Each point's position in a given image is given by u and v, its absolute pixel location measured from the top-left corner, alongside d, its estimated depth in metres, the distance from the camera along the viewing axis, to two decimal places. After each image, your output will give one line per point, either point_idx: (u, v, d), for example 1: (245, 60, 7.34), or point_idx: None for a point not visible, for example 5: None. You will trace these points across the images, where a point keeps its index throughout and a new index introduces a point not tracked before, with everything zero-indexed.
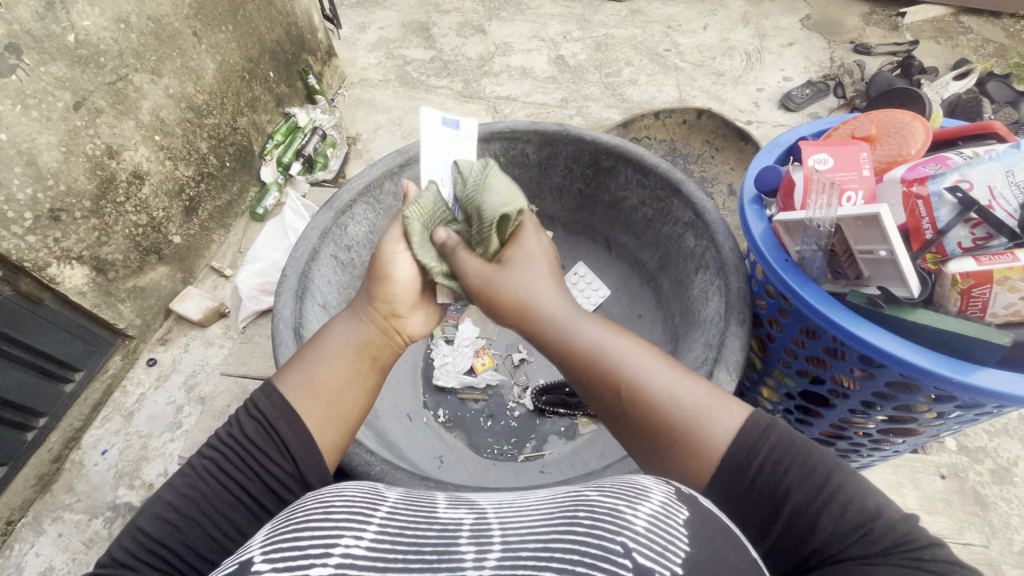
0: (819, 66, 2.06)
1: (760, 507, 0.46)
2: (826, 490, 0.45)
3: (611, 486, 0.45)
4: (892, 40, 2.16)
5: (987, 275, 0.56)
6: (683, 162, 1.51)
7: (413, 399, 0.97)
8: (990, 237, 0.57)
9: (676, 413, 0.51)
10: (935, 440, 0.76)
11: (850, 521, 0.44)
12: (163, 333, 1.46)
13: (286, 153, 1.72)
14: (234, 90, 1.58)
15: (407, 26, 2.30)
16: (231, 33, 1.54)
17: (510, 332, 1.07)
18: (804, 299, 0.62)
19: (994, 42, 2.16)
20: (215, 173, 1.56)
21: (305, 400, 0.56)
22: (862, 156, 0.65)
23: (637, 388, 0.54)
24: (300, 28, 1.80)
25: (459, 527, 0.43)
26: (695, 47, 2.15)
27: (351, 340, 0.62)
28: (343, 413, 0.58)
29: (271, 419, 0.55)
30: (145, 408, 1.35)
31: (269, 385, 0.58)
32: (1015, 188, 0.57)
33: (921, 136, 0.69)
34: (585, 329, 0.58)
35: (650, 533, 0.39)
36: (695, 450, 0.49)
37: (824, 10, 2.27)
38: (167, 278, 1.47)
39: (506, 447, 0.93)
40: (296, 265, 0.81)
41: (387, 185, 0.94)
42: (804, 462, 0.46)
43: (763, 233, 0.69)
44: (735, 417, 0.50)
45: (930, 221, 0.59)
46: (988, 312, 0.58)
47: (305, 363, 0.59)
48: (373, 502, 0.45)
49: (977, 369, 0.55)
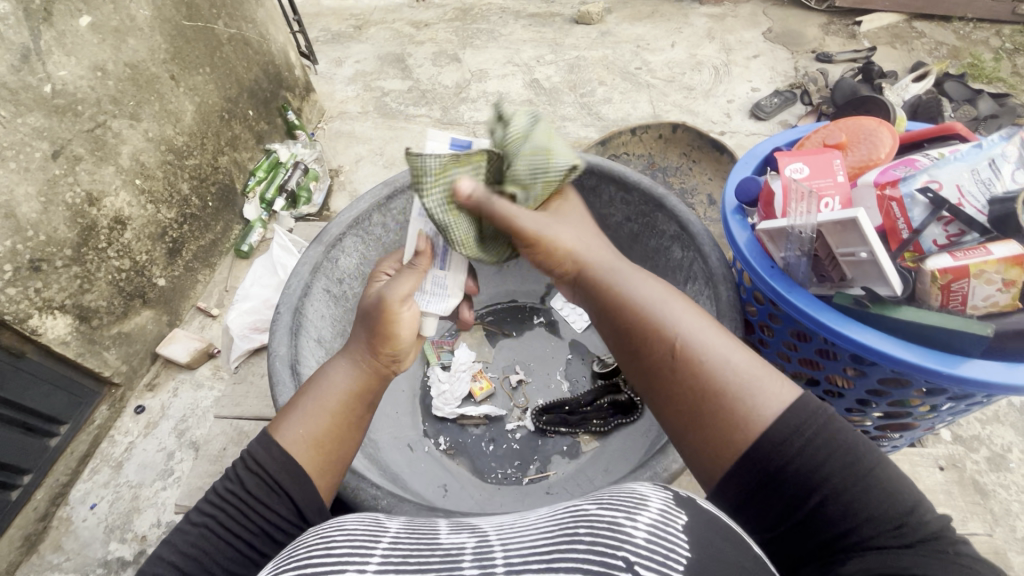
0: (784, 75, 2.14)
1: (786, 491, 0.46)
2: (865, 481, 0.45)
3: (610, 498, 0.45)
4: (851, 47, 2.25)
5: (963, 270, 0.57)
6: (662, 175, 1.55)
7: (413, 428, 0.96)
8: (963, 233, 0.59)
9: (724, 388, 0.50)
10: (931, 432, 0.77)
11: (887, 512, 0.44)
12: (151, 379, 1.43)
13: (269, 190, 1.73)
14: (214, 130, 1.59)
15: (383, 59, 2.34)
16: (209, 75, 1.56)
17: (506, 354, 1.06)
18: (790, 305, 0.64)
19: (947, 44, 2.27)
20: (198, 214, 1.56)
21: (302, 451, 0.55)
22: (835, 163, 0.67)
23: (691, 354, 0.52)
24: (278, 66, 1.83)
25: (461, 551, 0.42)
26: (665, 64, 2.23)
27: (342, 386, 0.60)
28: (338, 459, 0.58)
29: (270, 471, 0.53)
30: (135, 456, 1.32)
31: (266, 435, 0.56)
32: (980, 185, 0.60)
33: (889, 141, 0.72)
34: (638, 287, 0.58)
35: (650, 543, 0.39)
36: (729, 424, 0.49)
37: (785, 22, 2.37)
38: (153, 322, 1.45)
39: (510, 471, 0.92)
40: (289, 302, 0.81)
41: (375, 217, 0.94)
42: (847, 450, 0.46)
43: (748, 242, 0.70)
44: (785, 394, 0.49)
45: (906, 221, 0.61)
46: (969, 305, 0.59)
47: (302, 413, 0.58)
48: (375, 534, 0.45)
49: (964, 361, 0.56)
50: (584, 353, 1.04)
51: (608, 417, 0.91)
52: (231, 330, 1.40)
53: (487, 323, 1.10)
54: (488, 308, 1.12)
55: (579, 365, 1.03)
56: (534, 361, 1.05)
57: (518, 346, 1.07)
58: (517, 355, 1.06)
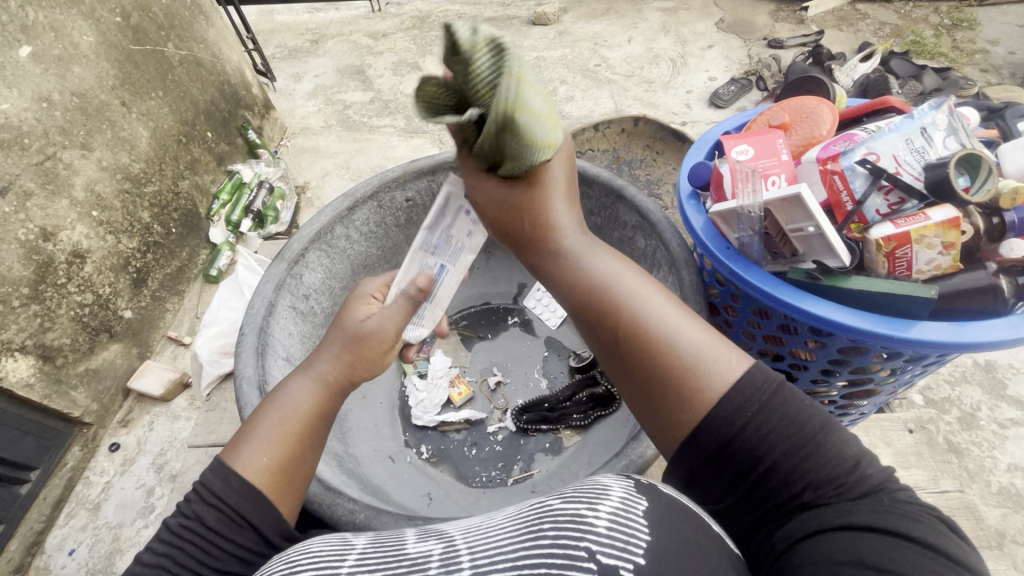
0: (738, 63, 2.19)
1: (732, 466, 0.48)
2: (809, 447, 0.46)
3: (574, 492, 0.48)
4: (800, 32, 2.32)
5: (905, 236, 0.59)
6: (628, 169, 1.57)
7: (393, 439, 0.95)
8: (903, 202, 0.62)
9: (674, 363, 0.51)
10: (894, 396, 0.79)
11: (829, 473, 0.46)
12: (124, 415, 1.39)
13: (234, 212, 1.70)
14: (171, 154, 1.56)
15: (342, 71, 2.33)
16: (162, 99, 1.52)
17: (483, 357, 1.06)
18: (747, 283, 0.65)
19: (890, 24, 2.35)
20: (161, 242, 1.52)
21: (264, 478, 0.54)
22: (779, 142, 0.68)
23: (645, 331, 0.53)
24: (234, 86, 1.79)
25: (427, 560, 0.46)
26: (623, 59, 2.26)
27: (305, 406, 0.60)
28: (297, 481, 0.57)
29: (231, 504, 0.52)
30: (113, 496, 1.27)
31: (221, 463, 0.54)
32: (915, 153, 0.62)
33: (829, 118, 0.74)
34: (598, 260, 0.58)
35: (612, 531, 0.42)
36: (684, 398, 0.50)
37: (735, 12, 2.43)
38: (122, 355, 1.41)
39: (494, 473, 0.92)
40: (253, 322, 0.79)
41: (337, 230, 0.93)
42: (792, 420, 0.47)
43: (704, 225, 0.71)
44: (735, 369, 0.50)
45: (849, 193, 0.63)
46: (914, 270, 0.61)
47: (258, 441, 0.56)
48: (341, 552, 0.48)
49: (913, 324, 0.58)
50: (561, 349, 1.04)
51: (587, 410, 0.91)
52: (199, 356, 1.37)
53: (462, 327, 1.10)
54: (462, 311, 1.12)
55: (556, 361, 1.03)
56: (511, 361, 1.05)
57: (494, 348, 1.07)
58: (494, 357, 1.06)
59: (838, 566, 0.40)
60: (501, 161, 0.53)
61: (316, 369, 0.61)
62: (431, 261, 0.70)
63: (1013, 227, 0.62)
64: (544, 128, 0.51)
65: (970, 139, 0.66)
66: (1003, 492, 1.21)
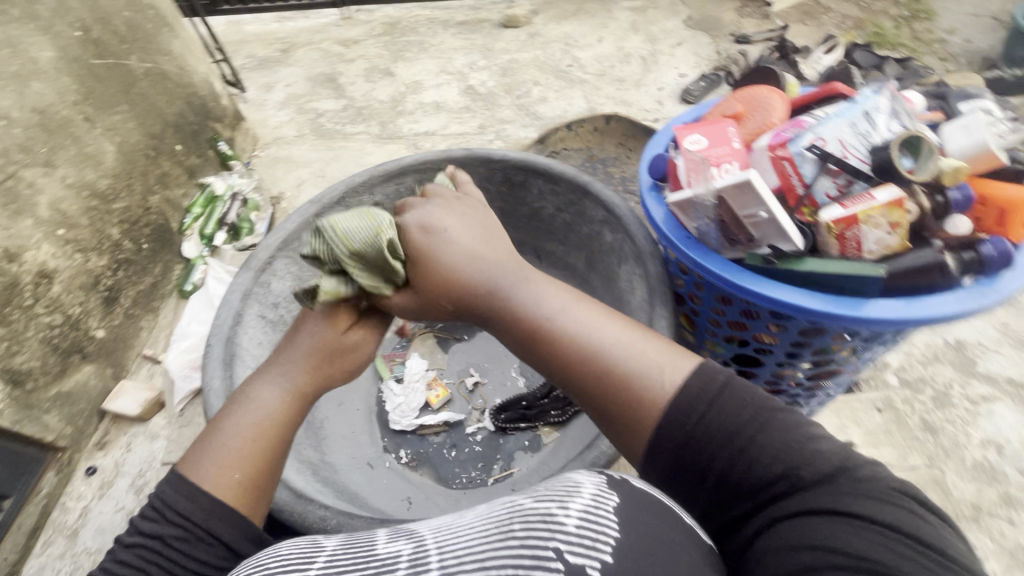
0: (707, 59, 2.23)
1: (698, 470, 0.51)
2: (749, 438, 0.50)
3: (546, 490, 0.50)
4: (766, 27, 2.37)
5: (853, 218, 0.61)
6: (602, 166, 1.58)
7: (371, 445, 0.94)
8: (851, 183, 0.64)
9: (620, 380, 0.55)
10: (856, 376, 0.81)
11: (784, 459, 0.48)
12: (100, 437, 1.36)
13: (207, 225, 1.67)
14: (139, 169, 1.53)
15: (313, 80, 2.31)
16: (128, 112, 1.49)
17: (459, 358, 1.05)
18: (705, 269, 0.67)
19: (852, 17, 2.41)
20: (132, 258, 1.50)
21: (232, 492, 0.57)
22: (730, 131, 0.69)
23: (586, 353, 0.57)
24: (203, 97, 1.76)
25: (396, 560, 0.48)
26: (594, 59, 2.28)
27: (275, 414, 0.61)
28: (264, 488, 0.59)
29: (197, 521, 0.54)
30: (91, 521, 1.24)
31: (180, 480, 0.56)
32: (859, 137, 0.64)
33: (780, 106, 0.75)
34: (534, 294, 0.61)
35: (580, 529, 0.44)
36: (634, 408, 0.54)
37: (702, 10, 2.47)
38: (96, 376, 1.38)
39: (474, 474, 0.92)
40: (220, 333, 0.79)
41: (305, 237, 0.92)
42: (730, 416, 0.51)
43: (665, 216, 0.72)
44: (674, 378, 0.54)
45: (799, 178, 0.65)
46: (864, 250, 0.62)
47: (220, 458, 0.57)
48: (310, 555, 0.50)
49: (867, 303, 0.60)
50: None
51: (564, 407, 0.92)
52: (171, 370, 1.39)
53: (438, 329, 1.08)
54: None
55: None
56: (488, 361, 1.05)
57: (471, 349, 1.07)
58: (470, 358, 1.06)
59: (795, 551, 0.43)
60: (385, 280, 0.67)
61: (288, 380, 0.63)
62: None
63: (957, 204, 0.63)
64: (360, 228, 0.68)
65: (911, 121, 0.68)
66: (977, 467, 1.25)
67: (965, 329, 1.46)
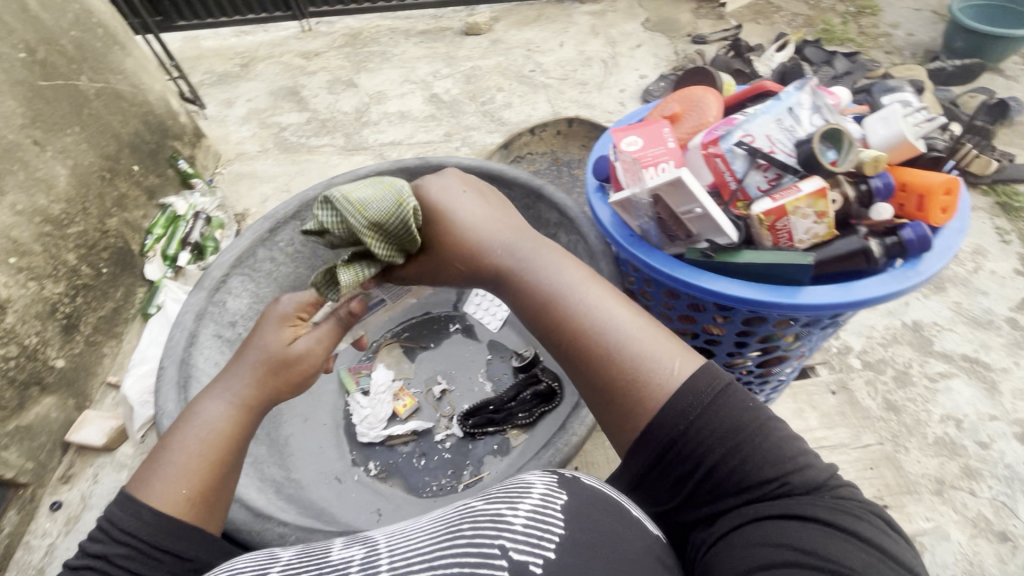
0: (666, 60, 2.28)
1: (681, 465, 0.51)
2: (748, 445, 0.50)
3: (497, 492, 0.51)
4: (721, 26, 2.44)
5: (782, 209, 0.63)
6: (567, 169, 1.60)
7: (340, 459, 0.93)
8: (780, 176, 0.66)
9: (621, 364, 0.55)
10: (805, 358, 0.84)
11: (776, 467, 0.49)
12: (65, 470, 1.32)
13: (170, 245, 1.63)
14: (95, 191, 1.49)
15: (275, 94, 2.28)
16: (80, 134, 1.45)
17: (427, 367, 1.05)
18: (649, 266, 0.68)
19: (802, 15, 2.50)
20: (92, 283, 1.45)
21: (182, 508, 0.56)
22: (665, 132, 0.69)
23: (593, 335, 0.57)
24: (159, 115, 1.72)
25: (348, 565, 0.48)
26: (557, 64, 2.31)
27: (224, 430, 0.61)
28: (217, 499, 0.59)
29: (144, 537, 0.53)
30: (57, 558, 1.19)
31: (130, 498, 0.55)
32: (785, 132, 0.66)
33: (714, 105, 0.77)
34: (552, 272, 0.63)
35: (527, 527, 0.46)
36: (632, 398, 0.54)
37: (659, 12, 2.53)
38: (57, 407, 1.34)
39: (444, 481, 0.91)
40: (172, 354, 0.77)
41: (260, 253, 0.91)
42: (732, 422, 0.50)
43: (610, 217, 0.74)
44: (678, 374, 0.53)
45: (731, 174, 0.66)
46: (796, 239, 0.65)
47: (168, 474, 0.57)
48: (264, 566, 0.50)
49: (801, 290, 0.62)
50: (503, 351, 1.04)
51: (531, 408, 0.92)
52: (130, 396, 1.33)
53: (404, 339, 1.08)
54: (402, 323, 1.11)
55: (500, 364, 1.03)
56: (455, 368, 1.05)
57: (438, 357, 1.06)
58: (437, 366, 1.05)
59: (778, 550, 0.45)
60: (402, 247, 0.73)
61: (233, 393, 0.63)
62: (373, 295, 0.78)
63: (879, 192, 0.67)
64: (379, 199, 0.71)
65: (834, 115, 0.70)
66: (938, 442, 1.30)
67: (921, 310, 1.52)
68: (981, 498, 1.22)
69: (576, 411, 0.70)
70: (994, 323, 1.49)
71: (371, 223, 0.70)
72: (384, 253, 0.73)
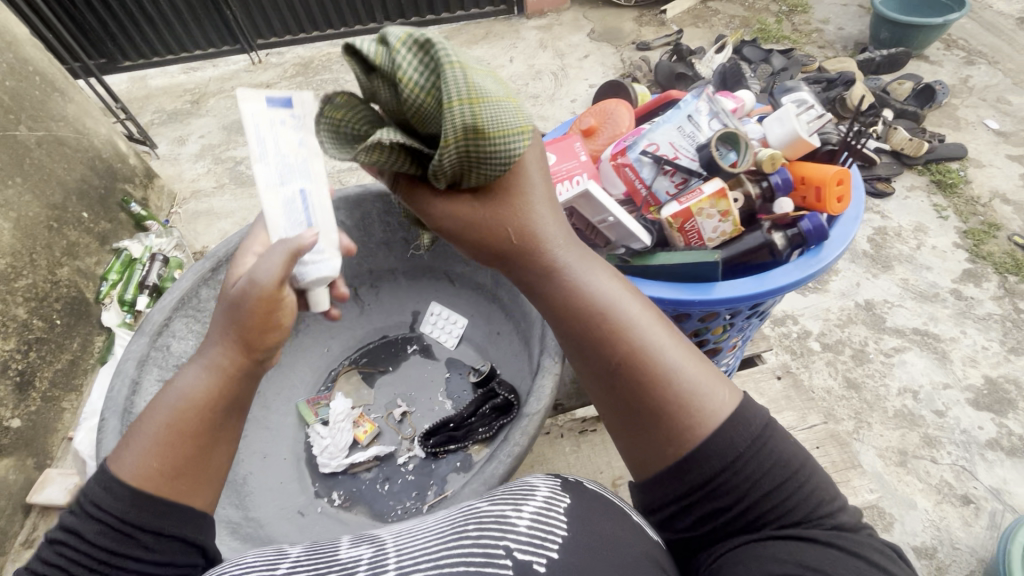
0: (614, 68, 2.35)
1: (715, 500, 0.50)
2: (791, 487, 0.50)
3: (502, 495, 0.53)
4: (664, 32, 2.52)
5: (688, 211, 0.67)
6: None
7: (302, 492, 0.93)
8: (686, 180, 0.71)
9: (676, 391, 0.52)
10: (740, 348, 0.89)
11: (811, 508, 0.50)
12: (29, 533, 1.28)
13: (128, 290, 1.59)
14: (43, 242, 1.45)
15: (228, 128, 2.26)
16: (22, 185, 1.42)
17: (386, 392, 1.05)
18: None
19: (738, 16, 2.61)
20: (46, 336, 1.41)
21: (154, 483, 0.52)
22: (576, 146, 0.73)
23: (642, 359, 0.54)
24: (107, 159, 1.69)
25: (357, 563, 0.48)
26: (508, 79, 2.35)
27: (201, 398, 0.56)
28: (203, 469, 0.55)
29: (121, 517, 0.50)
30: None
31: (108, 474, 0.52)
32: (687, 138, 0.71)
33: (627, 118, 0.81)
34: (598, 282, 0.57)
35: (531, 529, 0.47)
36: (677, 429, 0.51)
37: (604, 22, 2.61)
38: (15, 469, 1.29)
39: (409, 503, 0.91)
40: (114, 405, 0.74)
41: (203, 292, 0.89)
42: (780, 465, 0.50)
43: None
44: (725, 407, 0.52)
45: (641, 181, 0.72)
46: (705, 239, 0.69)
47: (143, 445, 0.54)
48: (274, 562, 0.50)
49: (715, 286, 0.65)
50: (461, 367, 1.05)
51: (491, 422, 0.92)
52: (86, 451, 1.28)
53: (361, 365, 1.08)
54: (361, 349, 1.10)
55: (458, 380, 1.04)
56: (414, 389, 1.05)
57: (396, 380, 1.07)
58: (396, 389, 1.06)
59: (795, 565, 0.45)
60: (463, 177, 0.56)
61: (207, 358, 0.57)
62: (285, 192, 0.66)
63: (779, 187, 0.71)
64: (499, 112, 0.52)
65: (731, 119, 0.74)
66: (898, 414, 1.35)
67: (872, 289, 1.58)
68: (943, 464, 1.27)
69: (516, 420, 0.68)
70: (940, 296, 1.56)
71: (461, 124, 0.51)
72: (438, 166, 0.54)
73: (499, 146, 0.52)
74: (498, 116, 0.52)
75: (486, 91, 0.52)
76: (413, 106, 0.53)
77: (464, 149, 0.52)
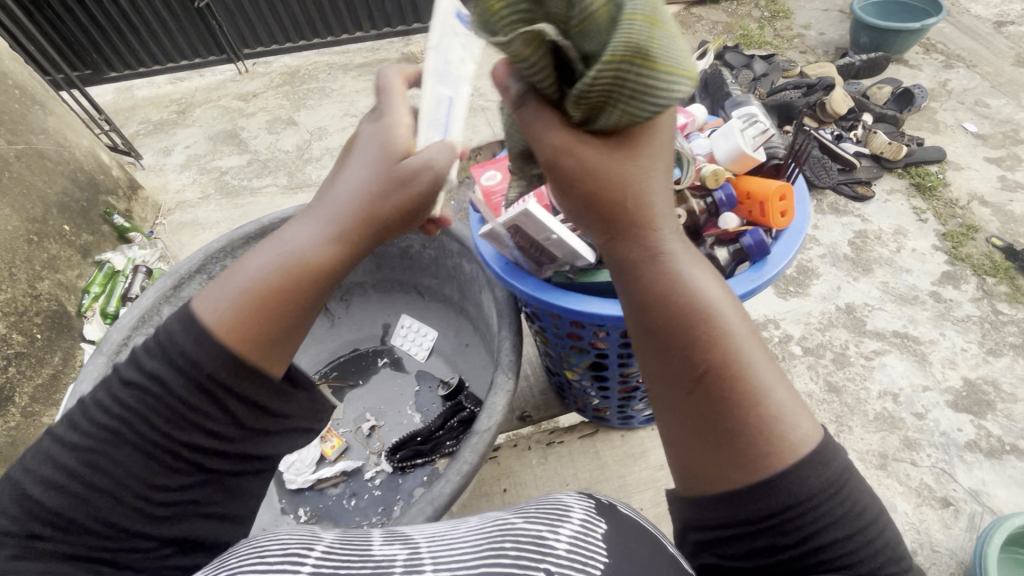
0: None
1: (776, 533, 0.45)
2: (860, 538, 0.45)
3: (536, 510, 0.50)
4: None
5: None
6: None
7: (268, 509, 0.93)
8: None
9: (758, 412, 0.46)
10: None
11: (879, 560, 0.45)
12: None
13: (110, 302, 1.59)
14: (23, 256, 1.44)
15: (214, 138, 2.26)
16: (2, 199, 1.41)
17: (355, 405, 1.05)
18: (521, 291, 0.71)
19: (722, 22, 2.63)
20: (25, 350, 1.40)
21: (240, 337, 0.48)
22: None
23: (730, 369, 0.47)
24: (89, 171, 1.69)
25: (393, 564, 0.45)
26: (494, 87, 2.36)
27: (314, 262, 0.50)
28: (287, 335, 0.50)
29: (201, 362, 0.47)
30: None
31: (194, 309, 0.48)
32: None
33: None
34: (693, 273, 0.50)
35: (571, 552, 0.45)
36: (754, 455, 0.45)
37: None
38: None
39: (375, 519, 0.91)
40: None
41: (164, 310, 0.89)
42: (851, 514, 0.45)
43: (485, 246, 0.77)
44: (808, 444, 0.46)
45: None
46: None
47: (234, 290, 0.48)
48: (309, 542, 0.46)
49: None
50: (431, 380, 1.06)
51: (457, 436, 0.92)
52: None
53: (331, 379, 1.08)
54: (332, 362, 1.10)
55: (428, 393, 1.05)
56: (383, 403, 1.05)
57: (365, 393, 1.07)
58: (366, 402, 1.06)
59: None
60: (603, 109, 0.47)
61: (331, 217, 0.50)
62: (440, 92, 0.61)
63: (723, 203, 0.74)
64: (673, 53, 0.45)
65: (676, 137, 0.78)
66: (878, 417, 1.35)
67: (852, 292, 1.59)
68: (922, 467, 1.28)
69: (466, 437, 0.68)
70: (919, 298, 1.58)
71: (633, 43, 0.43)
72: (582, 91, 0.46)
73: (660, 85, 0.44)
74: (672, 53, 0.44)
75: (668, 29, 0.45)
76: (583, 10, 0.46)
77: (622, 73, 0.44)
